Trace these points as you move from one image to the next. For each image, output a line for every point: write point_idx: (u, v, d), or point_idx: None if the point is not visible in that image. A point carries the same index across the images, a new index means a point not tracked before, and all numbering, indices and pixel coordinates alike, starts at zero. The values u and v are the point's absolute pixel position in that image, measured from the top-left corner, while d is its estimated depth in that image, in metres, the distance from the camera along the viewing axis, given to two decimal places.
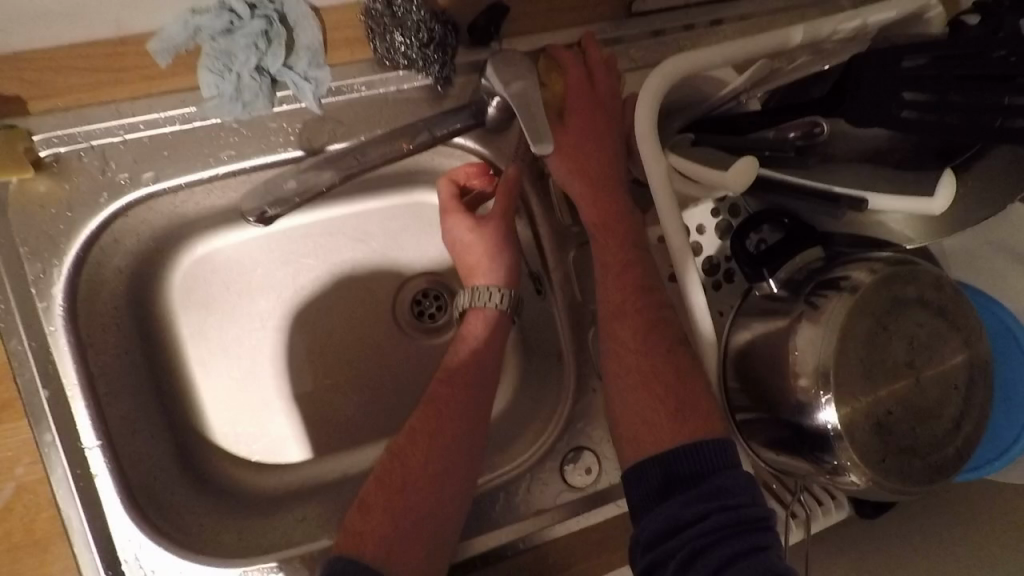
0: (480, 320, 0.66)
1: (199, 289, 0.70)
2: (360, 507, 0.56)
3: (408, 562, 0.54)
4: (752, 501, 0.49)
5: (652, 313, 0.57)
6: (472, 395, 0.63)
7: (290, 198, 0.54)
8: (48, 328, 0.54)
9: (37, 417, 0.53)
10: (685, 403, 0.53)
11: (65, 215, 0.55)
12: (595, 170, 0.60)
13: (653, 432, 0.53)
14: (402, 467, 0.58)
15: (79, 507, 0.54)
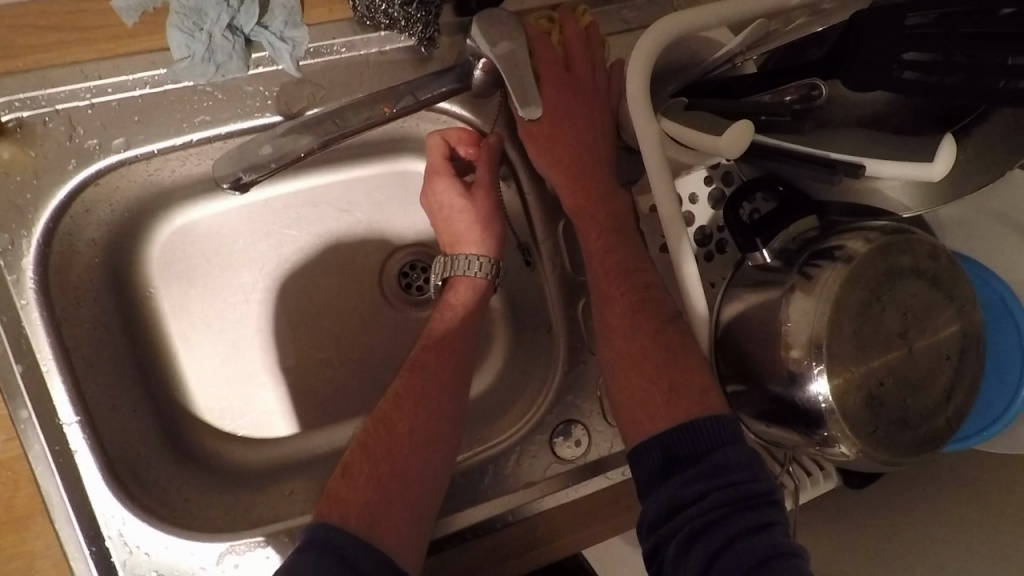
0: (463, 288, 0.66)
1: (178, 261, 0.68)
2: (344, 474, 0.55)
3: (392, 528, 0.53)
4: (753, 477, 0.48)
5: (639, 294, 0.58)
6: (454, 367, 0.63)
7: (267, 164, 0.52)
8: (20, 302, 0.52)
9: (12, 393, 0.52)
10: (677, 381, 0.54)
11: (31, 183, 0.52)
12: (573, 149, 0.60)
13: (648, 413, 0.53)
14: (387, 436, 0.58)
15: (59, 484, 0.53)
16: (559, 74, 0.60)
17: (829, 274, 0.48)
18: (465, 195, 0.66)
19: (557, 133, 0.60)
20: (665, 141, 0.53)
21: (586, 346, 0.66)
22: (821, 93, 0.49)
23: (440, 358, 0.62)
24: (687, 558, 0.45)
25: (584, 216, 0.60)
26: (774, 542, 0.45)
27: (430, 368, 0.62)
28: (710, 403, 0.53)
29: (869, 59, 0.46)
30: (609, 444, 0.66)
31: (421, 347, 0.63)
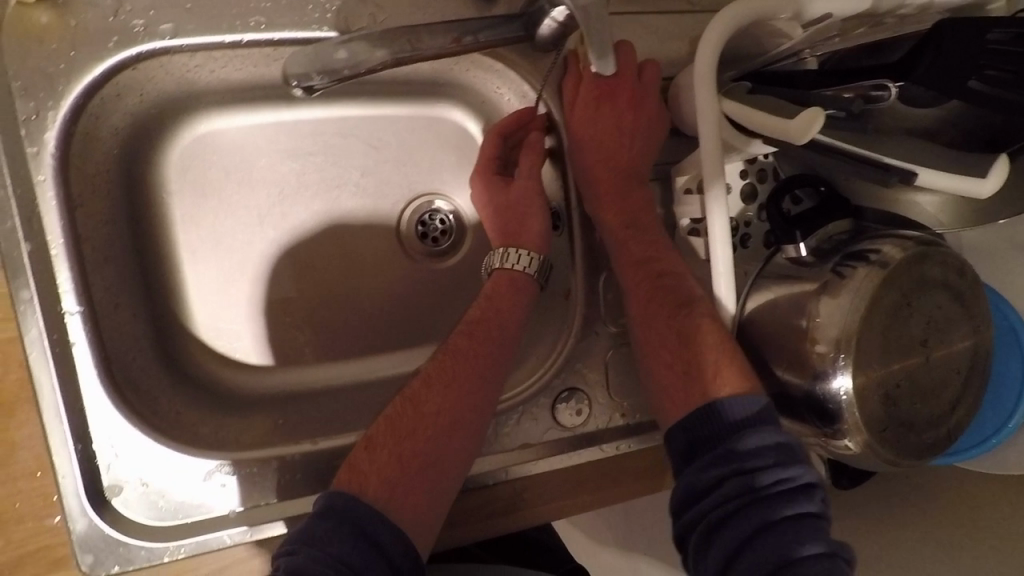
0: (511, 282, 0.65)
1: (197, 169, 0.65)
2: (366, 445, 0.56)
3: (409, 506, 0.54)
4: (775, 462, 0.48)
5: (653, 282, 0.59)
6: (501, 359, 0.62)
7: (340, 70, 0.48)
8: (37, 177, 0.49)
9: (15, 271, 0.49)
10: (697, 366, 0.55)
11: (66, 55, 0.49)
12: (612, 155, 0.62)
13: (669, 397, 0.56)
14: (415, 420, 0.58)
15: (52, 374, 0.51)
16: (591, 90, 0.62)
17: (860, 276, 0.49)
18: (507, 195, 0.66)
19: (593, 141, 0.62)
20: (723, 123, 0.52)
21: (602, 318, 0.67)
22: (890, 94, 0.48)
23: (479, 346, 0.61)
24: (707, 545, 0.47)
25: (605, 187, 0.62)
26: (795, 535, 0.45)
27: (462, 350, 0.61)
28: (727, 379, 0.54)
29: (953, 62, 0.47)
30: (609, 418, 0.67)
31: (460, 332, 0.63)
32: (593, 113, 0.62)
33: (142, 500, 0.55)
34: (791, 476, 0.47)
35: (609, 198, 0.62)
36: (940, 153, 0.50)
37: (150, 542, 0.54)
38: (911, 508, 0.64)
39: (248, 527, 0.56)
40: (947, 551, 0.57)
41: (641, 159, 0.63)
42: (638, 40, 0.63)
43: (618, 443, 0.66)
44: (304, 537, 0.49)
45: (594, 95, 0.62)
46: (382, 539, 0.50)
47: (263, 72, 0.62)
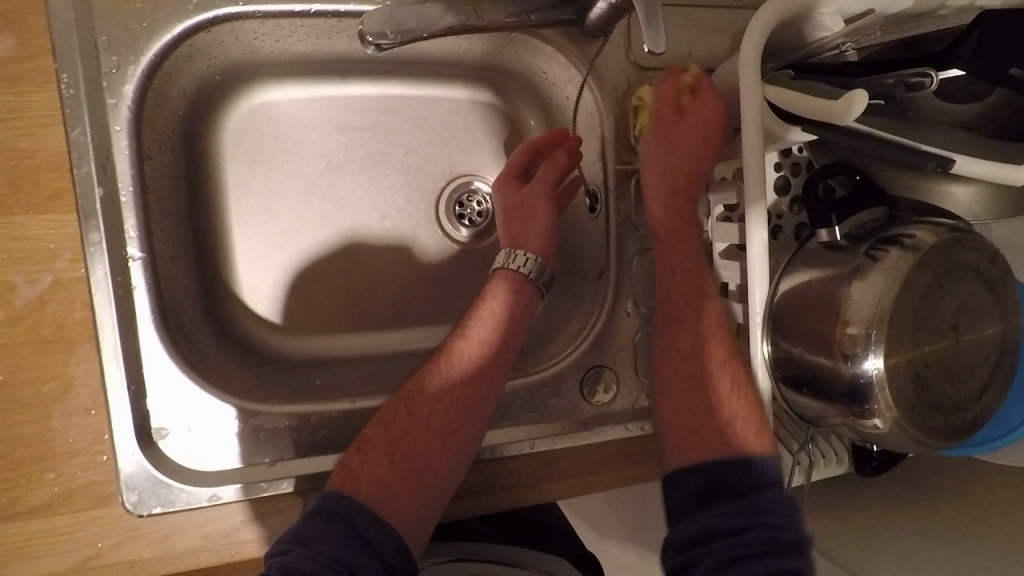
0: (513, 286, 0.65)
1: (251, 137, 0.68)
2: (360, 447, 0.57)
3: (401, 505, 0.56)
4: (794, 525, 0.52)
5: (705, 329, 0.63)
6: (491, 365, 0.62)
7: (415, 33, 0.55)
8: (114, 127, 0.52)
9: (87, 214, 0.51)
10: (739, 421, 0.58)
11: (149, 14, 0.53)
12: (676, 189, 0.64)
13: (697, 438, 0.59)
14: (408, 425, 0.59)
15: (114, 315, 0.53)
16: (679, 116, 0.63)
17: (893, 259, 0.50)
18: (519, 198, 0.67)
19: (665, 169, 0.64)
20: (765, 109, 0.54)
21: (632, 301, 0.68)
22: (932, 82, 0.50)
23: (471, 353, 0.62)
24: None
25: (671, 224, 0.64)
26: None
27: (458, 356, 0.62)
28: (763, 442, 0.58)
29: (995, 50, 0.49)
30: (635, 398, 0.68)
31: (455, 337, 0.64)
32: (677, 139, 0.63)
33: (189, 442, 0.57)
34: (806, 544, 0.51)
35: (677, 237, 0.64)
36: (976, 143, 0.52)
37: (191, 485, 0.56)
38: (928, 498, 0.65)
39: (237, 486, 0.57)
40: (964, 540, 0.58)
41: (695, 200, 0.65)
42: (682, 32, 0.66)
43: (641, 423, 0.68)
44: (300, 536, 0.51)
45: (684, 123, 0.63)
46: (377, 539, 0.53)
47: (324, 45, 0.65)
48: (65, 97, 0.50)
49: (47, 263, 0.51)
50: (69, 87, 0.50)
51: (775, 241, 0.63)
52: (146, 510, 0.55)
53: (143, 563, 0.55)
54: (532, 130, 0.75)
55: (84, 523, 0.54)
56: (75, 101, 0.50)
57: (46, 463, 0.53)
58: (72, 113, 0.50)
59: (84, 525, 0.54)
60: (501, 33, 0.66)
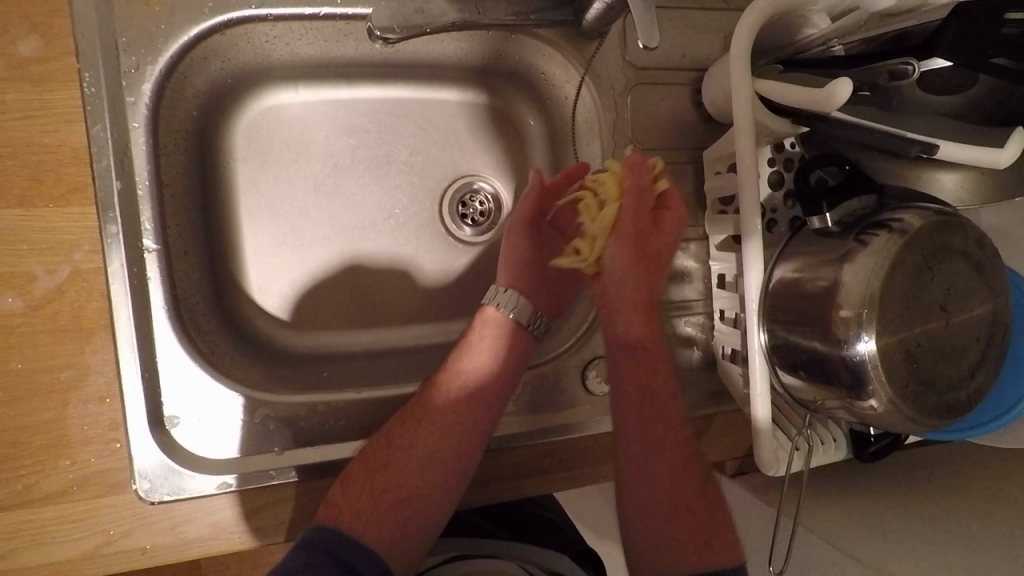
0: (501, 329, 0.66)
1: (261, 139, 0.70)
2: (343, 481, 0.58)
3: (382, 536, 0.59)
4: None
5: (684, 449, 0.65)
6: (480, 401, 0.63)
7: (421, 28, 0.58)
8: (132, 124, 0.55)
9: (105, 206, 0.53)
10: (712, 536, 0.63)
11: (167, 17, 0.55)
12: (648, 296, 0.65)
13: (674, 550, 0.63)
14: (392, 461, 0.60)
15: (129, 304, 0.55)
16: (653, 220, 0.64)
17: (882, 242, 0.52)
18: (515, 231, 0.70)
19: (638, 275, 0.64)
20: (756, 102, 0.57)
21: None
22: (914, 70, 0.54)
23: (458, 390, 0.63)
24: None
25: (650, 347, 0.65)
26: None
27: (446, 392, 0.63)
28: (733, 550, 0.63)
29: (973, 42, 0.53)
30: None
31: (445, 372, 0.64)
32: (654, 247, 0.64)
33: (199, 432, 0.58)
34: None
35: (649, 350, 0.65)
36: (960, 130, 0.54)
37: (205, 473, 0.57)
38: (925, 482, 0.66)
39: (232, 476, 0.57)
40: (963, 523, 0.59)
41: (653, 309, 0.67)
42: (676, 32, 0.69)
43: None
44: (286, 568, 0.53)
45: (659, 230, 0.64)
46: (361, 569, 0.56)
47: (332, 49, 0.68)
48: (87, 95, 0.52)
49: (66, 254, 0.53)
50: (90, 86, 0.53)
51: (770, 233, 0.64)
52: (157, 498, 0.56)
53: (156, 550, 0.56)
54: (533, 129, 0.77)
55: (98, 511, 0.55)
56: (96, 98, 0.53)
57: (62, 451, 0.54)
58: (92, 110, 0.53)
59: (98, 512, 0.55)
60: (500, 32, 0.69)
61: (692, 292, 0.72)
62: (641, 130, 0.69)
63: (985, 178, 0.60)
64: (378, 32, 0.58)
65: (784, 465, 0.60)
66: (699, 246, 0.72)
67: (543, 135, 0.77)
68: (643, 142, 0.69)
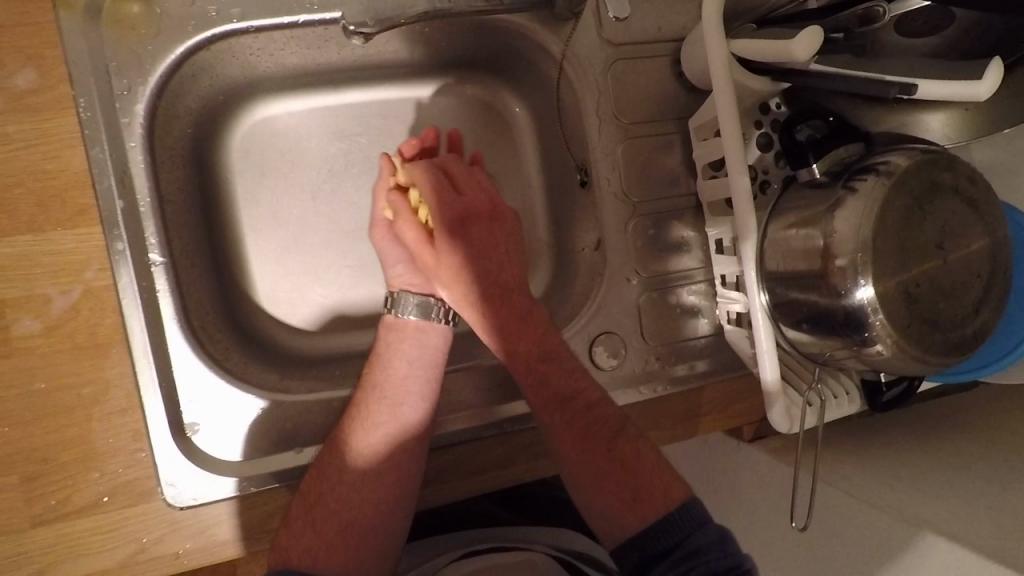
0: (406, 333, 0.66)
1: (256, 152, 0.72)
2: (286, 522, 0.58)
3: (335, 566, 0.58)
4: (725, 553, 0.55)
5: (582, 420, 0.62)
6: (404, 407, 0.62)
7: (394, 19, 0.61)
8: (129, 144, 0.57)
9: (111, 224, 0.55)
10: (643, 491, 0.60)
11: (153, 39, 0.57)
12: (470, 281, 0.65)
13: (616, 518, 0.60)
14: (333, 490, 0.59)
15: (141, 319, 0.56)
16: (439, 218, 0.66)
17: (870, 187, 0.52)
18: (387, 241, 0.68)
19: (449, 272, 0.65)
20: (733, 62, 0.58)
21: (632, 267, 0.71)
22: (884, 11, 0.55)
23: (382, 405, 0.62)
24: None
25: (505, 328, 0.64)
26: None
27: (370, 410, 0.62)
28: (675, 492, 0.59)
29: None
30: (643, 361, 0.71)
31: (362, 390, 0.63)
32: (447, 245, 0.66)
33: (219, 436, 0.60)
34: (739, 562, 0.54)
35: (522, 341, 0.64)
36: (940, 68, 0.54)
37: (222, 474, 0.58)
38: (945, 429, 0.65)
39: (237, 479, 0.59)
40: (989, 464, 0.58)
41: (519, 280, 0.67)
42: (650, 6, 0.70)
43: (654, 385, 0.71)
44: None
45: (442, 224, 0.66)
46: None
47: (316, 56, 0.69)
48: (84, 119, 0.55)
49: (77, 274, 0.55)
50: (86, 110, 0.55)
51: (761, 196, 0.64)
52: (183, 503, 0.57)
53: (187, 554, 0.58)
54: (515, 117, 0.79)
55: (129, 520, 0.57)
56: (93, 122, 0.55)
57: (90, 465, 0.56)
58: (90, 133, 0.55)
59: (129, 521, 0.57)
60: (479, 23, 0.70)
61: (692, 261, 0.72)
62: (624, 105, 0.70)
63: (975, 115, 0.60)
64: (352, 27, 0.62)
65: (798, 421, 0.60)
66: (694, 214, 0.73)
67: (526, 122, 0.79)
68: (627, 116, 0.70)
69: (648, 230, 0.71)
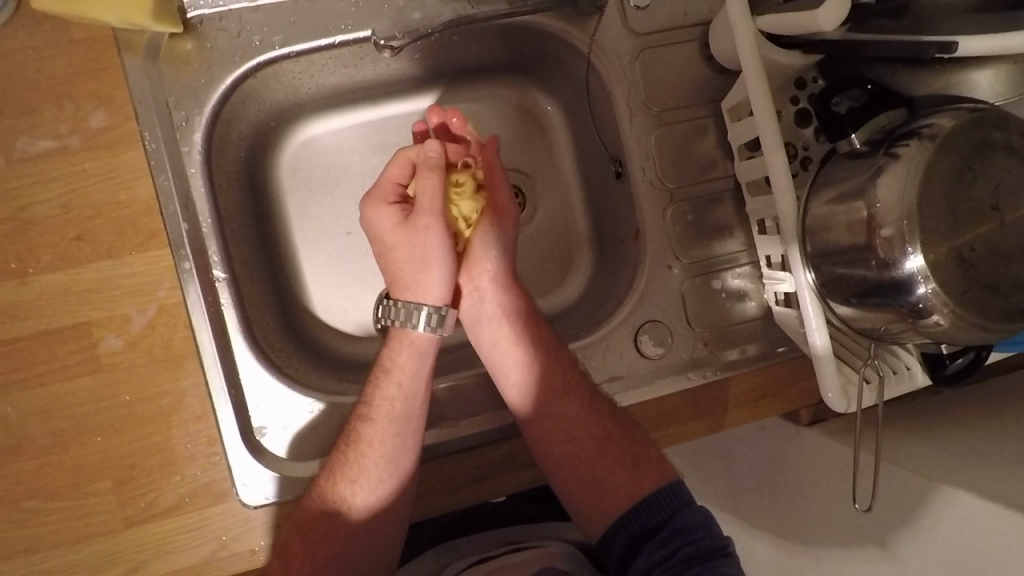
0: (426, 349, 0.65)
1: (304, 169, 0.77)
2: (282, 555, 0.58)
3: None
4: (709, 534, 0.59)
5: (589, 386, 0.67)
6: (411, 437, 0.62)
7: (421, 31, 0.66)
8: (189, 170, 0.62)
9: (178, 244, 0.61)
10: (641, 458, 0.65)
11: (206, 71, 0.62)
12: (477, 269, 0.69)
13: (613, 493, 0.65)
14: (338, 512, 0.61)
15: (210, 331, 0.61)
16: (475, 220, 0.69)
17: (913, 152, 0.50)
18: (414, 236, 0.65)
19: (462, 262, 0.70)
20: (762, 39, 0.58)
21: (673, 254, 0.71)
22: None
23: (384, 436, 0.61)
24: None
25: (518, 309, 0.69)
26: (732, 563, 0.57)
27: (372, 442, 0.61)
28: (664, 469, 0.65)
29: None
30: (690, 348, 0.71)
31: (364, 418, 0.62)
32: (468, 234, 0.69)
33: (285, 439, 0.64)
34: (720, 541, 0.59)
35: (529, 320, 0.69)
36: (984, 23, 0.52)
37: (266, 462, 0.62)
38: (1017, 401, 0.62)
39: (265, 469, 0.62)
40: None
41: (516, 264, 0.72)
42: None
43: (702, 371, 0.70)
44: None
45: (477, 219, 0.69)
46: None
47: (353, 74, 0.73)
48: (150, 151, 0.60)
49: (151, 294, 0.60)
50: (151, 143, 0.60)
51: (803, 172, 0.63)
52: (256, 502, 0.61)
53: (264, 550, 0.62)
54: (546, 118, 0.81)
55: (210, 519, 0.61)
56: (158, 153, 0.60)
57: (173, 468, 0.61)
58: (156, 164, 0.60)
59: (210, 520, 0.61)
60: (505, 26, 0.71)
61: (735, 244, 0.72)
62: (655, 93, 0.70)
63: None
64: (381, 41, 0.66)
65: (854, 400, 0.58)
66: (732, 197, 0.72)
67: (558, 121, 0.81)
68: (657, 105, 0.70)
69: (687, 216, 0.71)
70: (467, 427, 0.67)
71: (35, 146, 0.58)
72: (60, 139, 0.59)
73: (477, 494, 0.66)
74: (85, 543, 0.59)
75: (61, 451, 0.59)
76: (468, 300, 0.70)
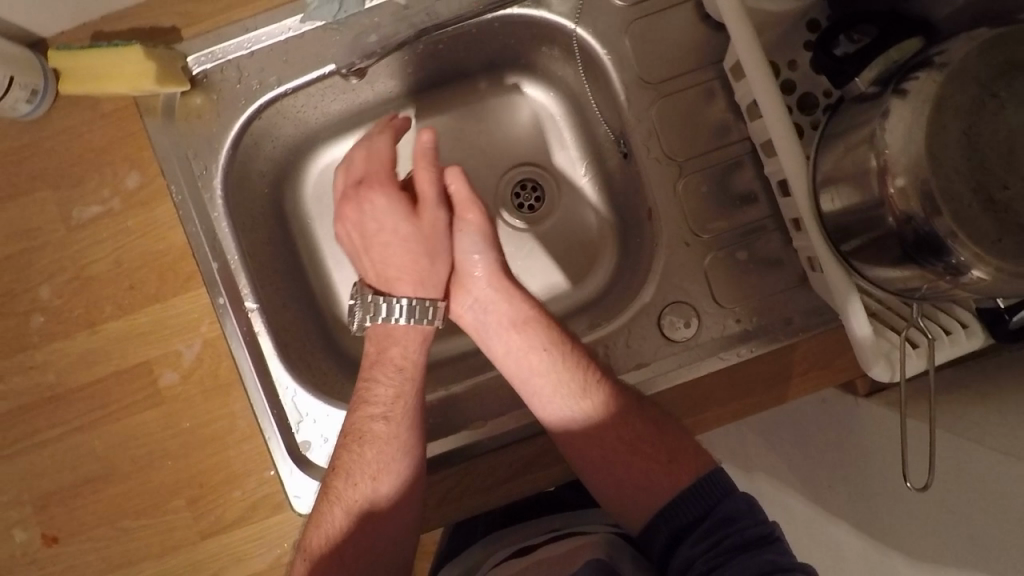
0: (412, 342, 0.64)
1: (328, 193, 0.81)
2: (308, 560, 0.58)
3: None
4: (756, 521, 0.54)
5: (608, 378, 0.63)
6: (413, 429, 0.62)
7: (374, 50, 0.68)
8: (213, 215, 0.67)
9: (212, 283, 0.66)
10: (675, 451, 0.61)
11: (216, 121, 0.67)
12: (469, 279, 0.66)
13: (649, 489, 0.60)
14: (359, 515, 0.59)
15: (247, 356, 0.66)
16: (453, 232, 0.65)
17: (920, 88, 0.44)
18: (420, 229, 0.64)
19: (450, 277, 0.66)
20: None
21: (689, 229, 0.67)
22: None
23: (392, 429, 0.61)
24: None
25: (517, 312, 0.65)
26: (782, 547, 0.52)
27: (381, 438, 0.60)
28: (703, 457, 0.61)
29: None
30: (722, 325, 0.67)
31: (365, 416, 0.61)
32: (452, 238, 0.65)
33: (327, 451, 0.68)
34: (772, 531, 0.54)
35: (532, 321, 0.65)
36: None
37: (313, 473, 0.66)
38: None
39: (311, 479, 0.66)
40: None
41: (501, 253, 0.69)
42: None
43: (737, 349, 0.66)
44: None
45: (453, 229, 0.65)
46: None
47: (354, 98, 0.76)
48: (177, 202, 0.66)
49: (196, 329, 0.67)
50: (178, 195, 0.66)
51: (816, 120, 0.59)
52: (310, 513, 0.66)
53: None
54: (550, 107, 0.80)
55: (272, 527, 0.67)
56: (184, 202, 0.66)
57: (235, 484, 0.67)
58: (184, 213, 0.66)
59: (272, 528, 0.67)
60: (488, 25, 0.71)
61: (759, 210, 0.67)
62: (649, 65, 0.67)
63: None
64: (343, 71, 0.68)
65: (896, 368, 0.53)
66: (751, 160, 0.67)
67: (562, 109, 0.79)
68: (654, 76, 0.67)
69: (702, 187, 0.67)
70: (496, 425, 0.68)
71: (87, 212, 0.67)
72: (105, 203, 0.66)
73: (514, 490, 0.67)
74: (171, 555, 0.67)
75: (141, 476, 0.67)
76: (466, 308, 0.66)
